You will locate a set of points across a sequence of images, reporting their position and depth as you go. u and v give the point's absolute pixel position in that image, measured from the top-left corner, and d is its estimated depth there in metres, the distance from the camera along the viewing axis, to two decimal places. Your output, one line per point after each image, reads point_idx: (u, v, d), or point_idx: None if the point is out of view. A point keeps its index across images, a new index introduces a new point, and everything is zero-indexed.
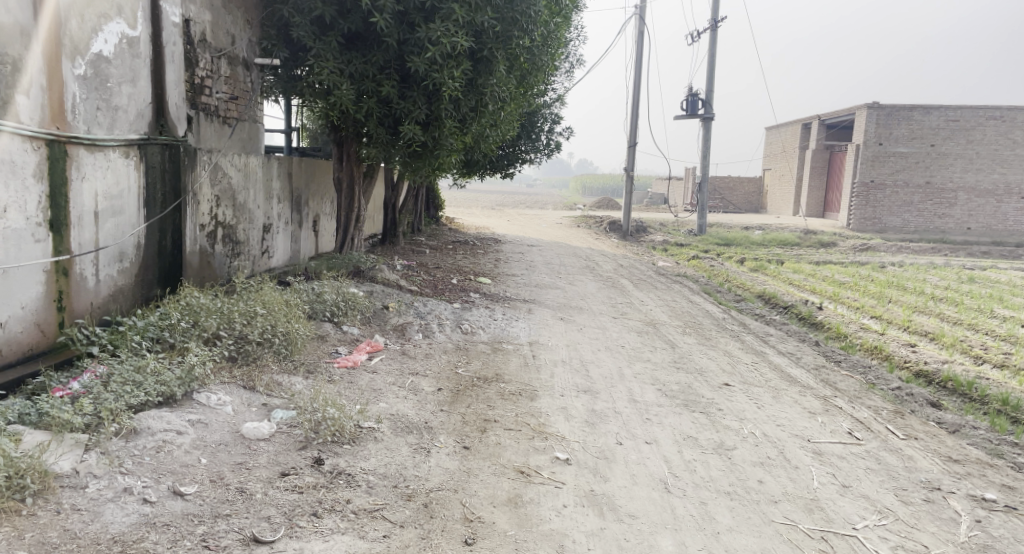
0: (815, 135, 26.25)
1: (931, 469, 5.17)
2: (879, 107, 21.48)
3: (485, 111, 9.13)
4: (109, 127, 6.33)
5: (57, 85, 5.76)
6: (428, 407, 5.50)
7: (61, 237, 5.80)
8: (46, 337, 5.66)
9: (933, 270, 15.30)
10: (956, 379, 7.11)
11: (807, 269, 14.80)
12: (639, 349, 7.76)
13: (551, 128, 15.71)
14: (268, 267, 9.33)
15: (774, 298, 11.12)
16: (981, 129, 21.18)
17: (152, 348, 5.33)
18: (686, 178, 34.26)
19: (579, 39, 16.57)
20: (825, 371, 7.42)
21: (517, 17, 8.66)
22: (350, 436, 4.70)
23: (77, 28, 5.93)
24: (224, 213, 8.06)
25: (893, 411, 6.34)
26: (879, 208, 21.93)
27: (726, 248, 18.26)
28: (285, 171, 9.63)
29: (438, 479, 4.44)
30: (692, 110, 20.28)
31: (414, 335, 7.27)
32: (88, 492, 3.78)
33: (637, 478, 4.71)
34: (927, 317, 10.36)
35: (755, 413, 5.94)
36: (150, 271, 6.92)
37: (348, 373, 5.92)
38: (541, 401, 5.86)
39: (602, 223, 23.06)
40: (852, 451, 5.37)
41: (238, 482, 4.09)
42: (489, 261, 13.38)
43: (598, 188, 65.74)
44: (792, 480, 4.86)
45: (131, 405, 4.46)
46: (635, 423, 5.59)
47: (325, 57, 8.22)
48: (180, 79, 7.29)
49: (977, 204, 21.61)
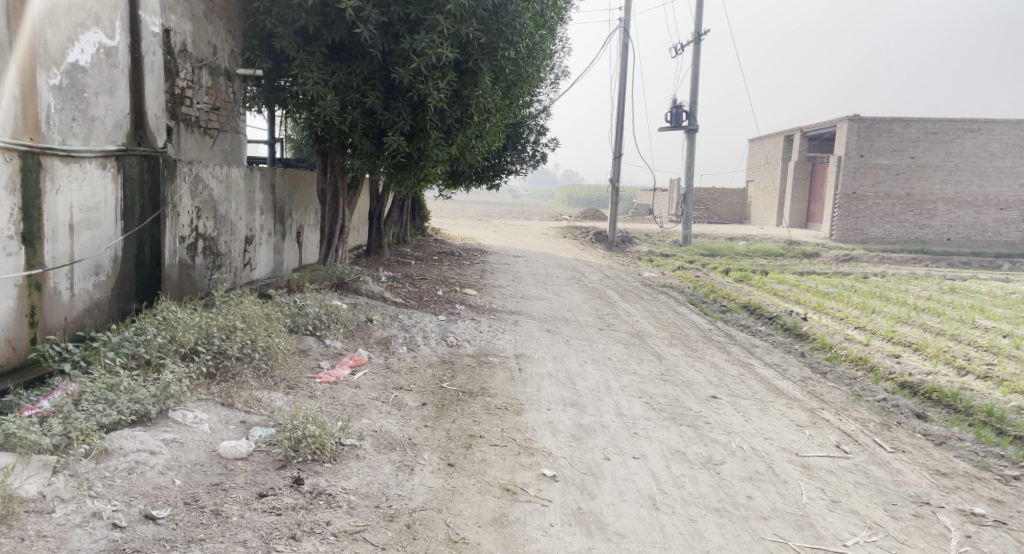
0: (798, 146, 26.43)
1: (919, 483, 5.10)
2: (860, 118, 21.67)
3: (471, 122, 9.05)
4: (85, 138, 6.18)
5: (31, 96, 5.62)
6: (411, 423, 5.37)
7: (34, 250, 5.65)
8: (17, 353, 5.50)
9: (915, 280, 15.35)
10: (941, 390, 7.09)
11: (791, 280, 14.82)
12: (626, 361, 7.69)
13: (536, 139, 15.67)
14: (251, 279, 9.18)
15: (760, 308, 11.10)
16: (960, 140, 21.38)
17: (127, 365, 5.18)
18: (670, 189, 34.37)
19: (565, 51, 16.59)
20: (811, 383, 7.37)
21: (502, 28, 8.60)
22: (331, 454, 4.57)
23: (52, 36, 5.80)
24: (204, 224, 7.91)
25: (880, 423, 6.28)
26: (861, 218, 22.07)
27: (711, 259, 18.28)
28: (267, 182, 9.49)
29: (421, 498, 4.33)
30: (676, 122, 20.35)
31: (399, 348, 7.15)
32: (55, 517, 3.64)
33: (625, 495, 4.61)
34: (911, 328, 10.36)
35: (743, 426, 5.87)
36: (128, 285, 6.77)
37: (331, 388, 5.80)
38: (527, 415, 5.76)
39: (589, 233, 23.05)
40: (840, 465, 5.30)
41: (213, 504, 3.95)
42: (475, 272, 13.29)
43: (583, 199, 65.88)
44: (781, 495, 4.77)
45: (102, 425, 4.32)
46: (622, 437, 5.50)
47: (308, 67, 8.08)
48: (160, 90, 7.15)
49: (958, 215, 21.78)
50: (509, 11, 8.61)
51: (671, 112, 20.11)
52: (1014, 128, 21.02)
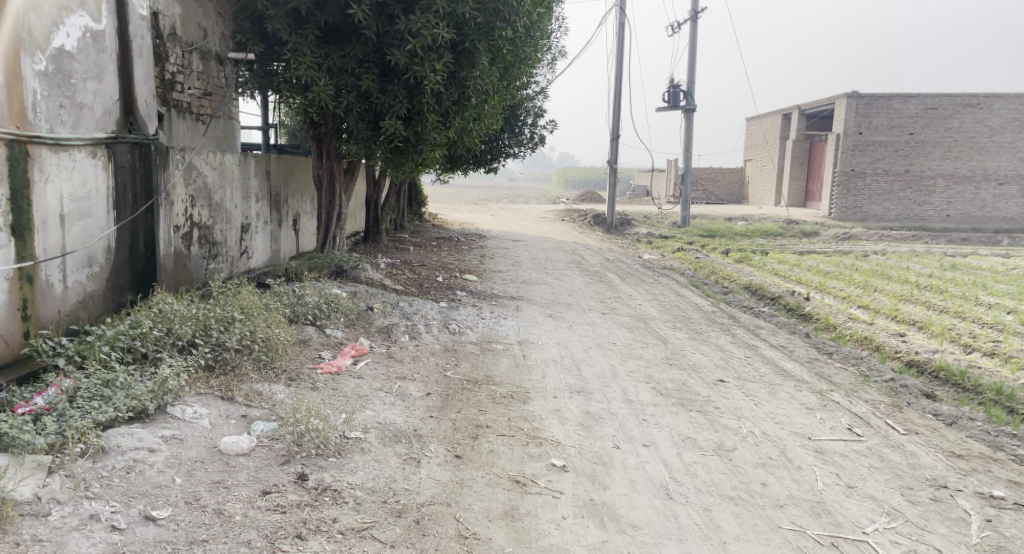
0: (796, 125, 26.25)
1: (935, 466, 5.00)
2: (859, 95, 21.44)
3: (468, 105, 8.84)
4: (74, 125, 6.00)
5: (15, 82, 5.43)
6: (417, 414, 5.25)
7: (24, 242, 5.49)
8: (10, 348, 5.36)
9: (915, 257, 15.24)
10: (949, 369, 6.98)
11: (791, 260, 14.68)
12: (631, 345, 7.57)
13: (533, 121, 15.48)
14: (248, 268, 9.03)
15: (762, 289, 10.98)
16: (959, 116, 21.21)
17: (122, 359, 5.04)
18: (668, 169, 34.16)
19: (561, 30, 16.35)
20: (818, 364, 7.26)
21: (499, 7, 8.39)
22: (336, 449, 4.46)
23: (36, 20, 5.60)
24: (199, 213, 7.75)
25: (891, 404, 6.17)
26: (860, 196, 21.91)
27: (710, 240, 18.16)
28: (262, 169, 9.31)
29: (429, 492, 4.21)
30: (673, 101, 20.16)
31: (401, 337, 7.03)
32: (51, 521, 3.52)
33: (638, 484, 4.50)
34: (914, 306, 10.25)
35: (754, 411, 5.75)
36: (122, 276, 6.62)
37: (333, 380, 5.68)
38: (534, 403, 5.65)
39: (587, 216, 22.90)
40: (854, 448, 5.20)
41: (216, 503, 3.84)
42: (473, 258, 13.12)
43: (580, 181, 65.60)
44: (796, 481, 4.67)
45: (99, 422, 4.20)
46: (632, 425, 5.39)
47: (302, 51, 7.91)
48: (150, 75, 6.96)
49: (957, 192, 21.65)
50: None
51: (669, 92, 19.92)
52: (1013, 102, 20.89)
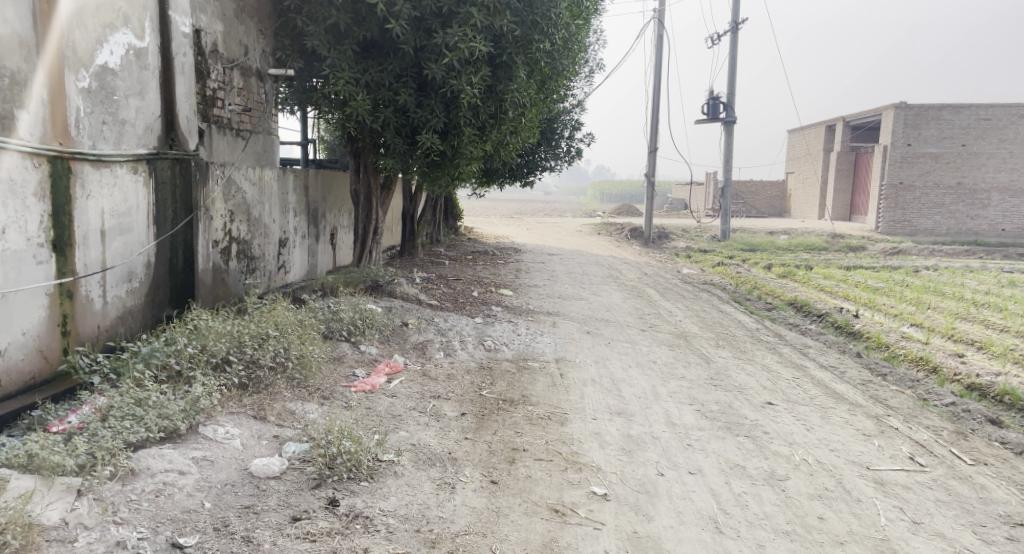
0: (840, 137, 25.68)
1: (1008, 501, 4.68)
2: (907, 106, 20.85)
3: (506, 118, 8.72)
4: (116, 142, 6.01)
5: (59, 99, 5.44)
6: (451, 435, 5.09)
7: (65, 258, 5.48)
8: (49, 363, 5.35)
9: (970, 274, 14.65)
10: (1015, 394, 6.59)
11: (838, 275, 14.23)
12: (672, 365, 7.32)
13: (570, 134, 15.33)
14: (285, 282, 8.99)
15: (808, 306, 10.62)
16: (1015, 127, 20.46)
17: (157, 377, 4.97)
18: (708, 182, 33.69)
19: (598, 43, 16.22)
20: (873, 387, 6.91)
21: (537, 19, 8.24)
22: (368, 472, 4.32)
23: (80, 38, 5.62)
24: (238, 228, 7.72)
25: (954, 431, 5.82)
26: (910, 210, 21.25)
27: (752, 254, 17.75)
28: (301, 183, 9.28)
29: (464, 520, 4.05)
30: (713, 114, 19.83)
31: (436, 353, 6.89)
32: (77, 547, 3.43)
33: (684, 516, 4.27)
34: (972, 324, 9.80)
35: (806, 437, 5.47)
36: (161, 290, 6.61)
37: (366, 398, 5.55)
38: (572, 425, 5.45)
39: (623, 230, 22.56)
40: (918, 480, 4.88)
41: (245, 530, 3.73)
42: (510, 272, 12.97)
43: (616, 194, 65.19)
44: (856, 515, 4.40)
45: (130, 442, 4.13)
46: (676, 450, 5.15)
47: (340, 66, 7.85)
48: (192, 91, 6.95)
49: (1012, 205, 20.88)
50: (544, 2, 8.23)
51: (709, 105, 19.61)
52: None
